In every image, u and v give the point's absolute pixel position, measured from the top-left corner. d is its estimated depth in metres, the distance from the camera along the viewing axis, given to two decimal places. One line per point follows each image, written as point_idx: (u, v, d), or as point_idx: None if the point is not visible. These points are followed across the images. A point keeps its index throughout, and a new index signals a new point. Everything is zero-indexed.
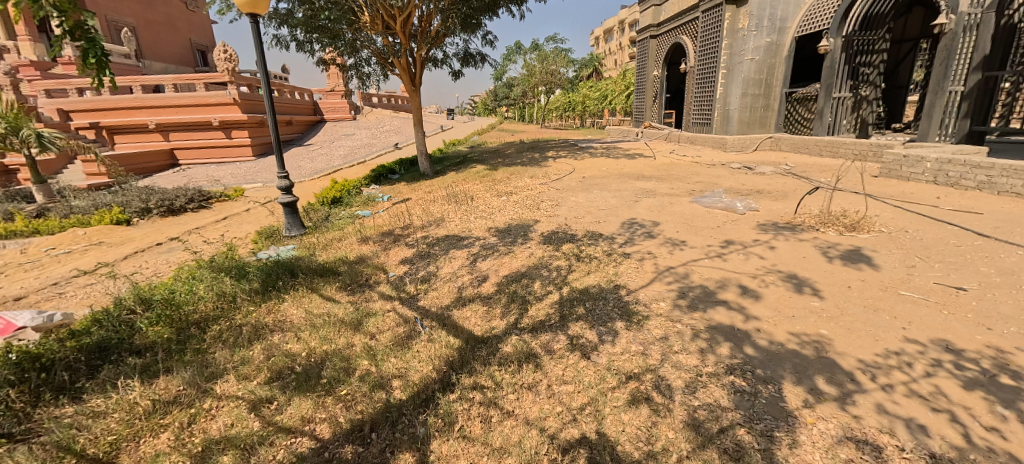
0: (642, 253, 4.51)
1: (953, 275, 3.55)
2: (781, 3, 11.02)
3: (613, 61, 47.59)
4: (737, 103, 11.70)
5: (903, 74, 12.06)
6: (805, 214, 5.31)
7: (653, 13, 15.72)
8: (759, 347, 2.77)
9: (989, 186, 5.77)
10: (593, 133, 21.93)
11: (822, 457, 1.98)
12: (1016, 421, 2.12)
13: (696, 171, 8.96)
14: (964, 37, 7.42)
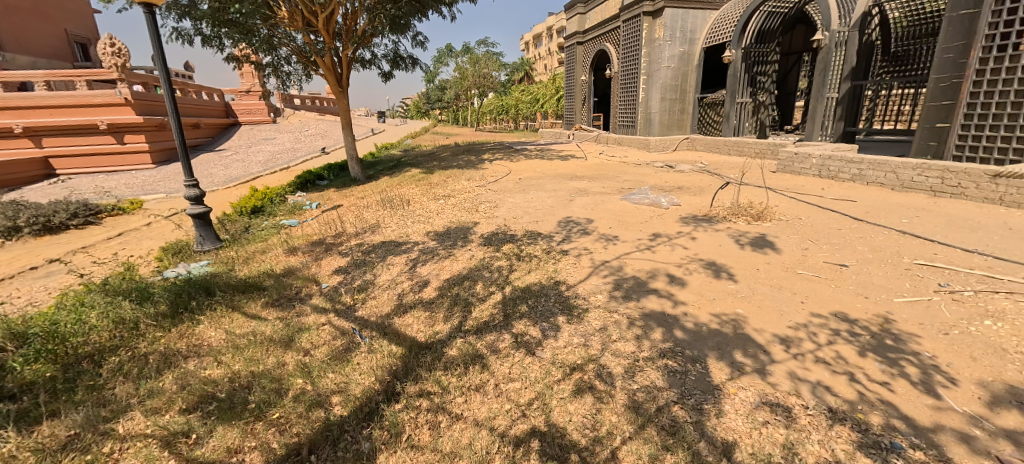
0: (578, 250, 4.71)
1: (838, 254, 4.12)
2: (690, 16, 12.03)
3: (542, 65, 48.93)
4: (657, 107, 12.55)
5: (790, 83, 13.70)
6: (719, 207, 5.85)
7: (578, 20, 16.42)
8: (686, 330, 3.02)
9: (859, 177, 6.76)
10: (527, 135, 22.35)
11: (745, 423, 2.21)
12: (889, 372, 2.52)
13: (624, 170, 9.49)
14: (836, 52, 8.55)
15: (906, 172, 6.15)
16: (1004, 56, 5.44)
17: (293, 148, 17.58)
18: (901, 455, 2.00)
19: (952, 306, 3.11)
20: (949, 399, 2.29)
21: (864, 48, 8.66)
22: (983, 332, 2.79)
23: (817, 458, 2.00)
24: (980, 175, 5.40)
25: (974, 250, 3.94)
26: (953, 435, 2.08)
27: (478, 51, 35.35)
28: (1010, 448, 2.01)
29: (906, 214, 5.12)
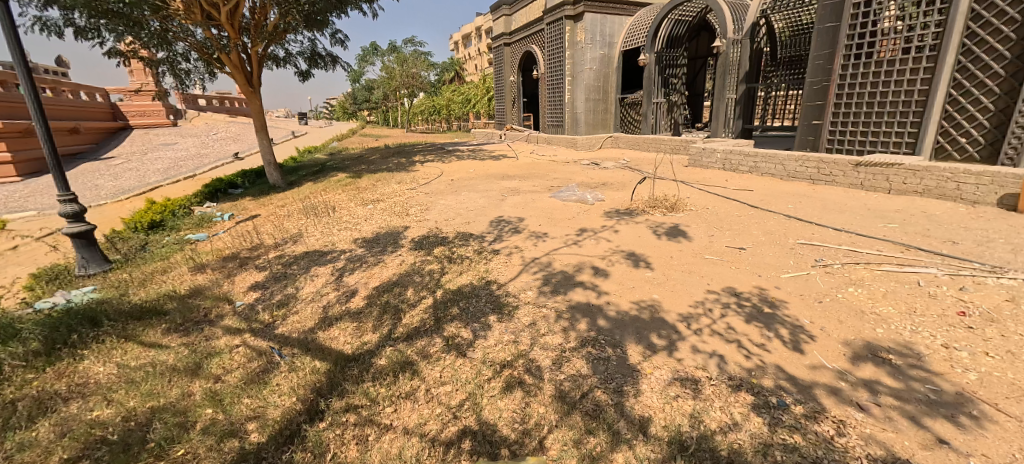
0: (510, 248, 4.78)
1: (739, 238, 4.58)
2: (608, 21, 12.69)
3: (473, 66, 48.72)
4: (582, 107, 13.05)
5: (698, 84, 14.90)
6: (639, 201, 6.25)
7: (504, 22, 16.61)
8: (609, 318, 3.20)
9: (755, 169, 7.56)
10: (460, 136, 22.22)
11: (659, 399, 2.39)
12: (778, 339, 2.86)
13: (554, 168, 9.77)
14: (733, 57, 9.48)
15: (791, 163, 7.00)
16: (856, 63, 6.37)
17: (197, 155, 15.87)
18: (785, 410, 2.28)
19: (825, 278, 3.60)
20: (822, 358, 2.66)
21: (754, 54, 9.71)
22: (849, 298, 3.26)
23: (719, 423, 2.22)
24: (845, 165, 6.28)
25: (844, 229, 4.58)
26: (824, 388, 2.42)
27: (405, 50, 34.28)
28: (867, 395, 2.37)
29: (792, 200, 5.84)
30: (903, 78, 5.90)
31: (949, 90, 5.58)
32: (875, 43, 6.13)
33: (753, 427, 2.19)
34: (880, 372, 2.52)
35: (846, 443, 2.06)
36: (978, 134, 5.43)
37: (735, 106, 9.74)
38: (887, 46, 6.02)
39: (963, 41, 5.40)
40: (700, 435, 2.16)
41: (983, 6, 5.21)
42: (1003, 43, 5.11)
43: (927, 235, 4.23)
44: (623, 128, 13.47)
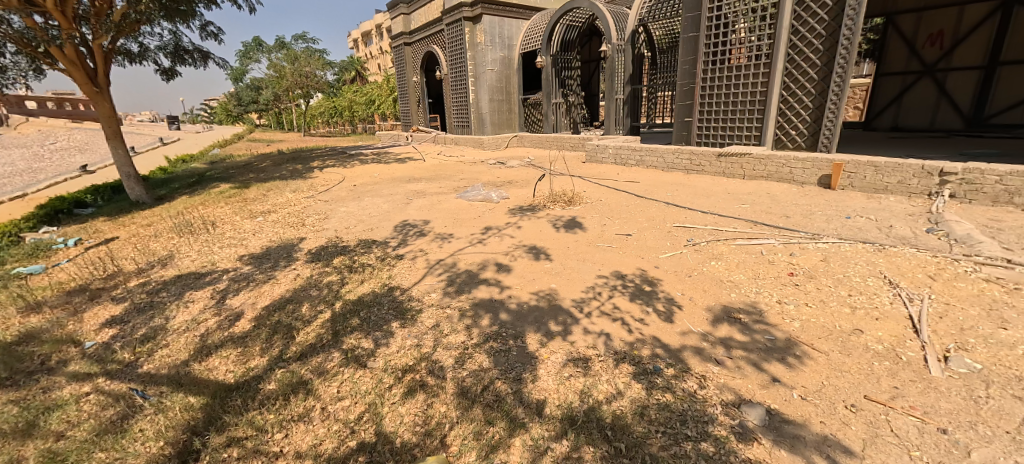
0: (414, 252, 4.68)
1: (626, 226, 5.02)
2: (506, 24, 12.97)
3: (375, 65, 46.53)
4: (487, 107, 13.17)
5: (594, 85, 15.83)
6: (540, 196, 6.51)
7: (403, 21, 16.09)
8: (510, 311, 3.32)
9: (642, 162, 8.31)
10: (364, 139, 21.10)
11: (554, 381, 2.57)
12: (655, 314, 3.23)
13: (461, 168, 9.74)
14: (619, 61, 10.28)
15: (669, 156, 7.84)
16: (713, 68, 7.34)
17: (26, 169, 12.95)
18: (659, 374, 2.61)
19: (694, 254, 4.12)
20: (689, 325, 3.07)
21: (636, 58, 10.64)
22: (711, 270, 3.78)
23: (605, 395, 2.47)
24: (711, 156, 7.21)
25: (712, 211, 5.25)
26: (690, 351, 2.81)
27: (295, 46, 31.43)
28: (723, 350, 2.80)
29: (671, 188, 6.55)
30: (748, 81, 6.92)
31: (781, 91, 6.67)
32: (726, 51, 7.13)
33: (633, 393, 2.47)
34: (732, 330, 2.99)
35: (705, 395, 2.44)
36: (803, 129, 6.54)
37: (624, 105, 10.58)
38: (735, 54, 7.03)
39: (788, 51, 6.49)
40: (590, 407, 2.38)
41: (800, 22, 6.31)
42: (814, 53, 6.23)
43: (771, 212, 5.03)
44: (527, 127, 13.89)
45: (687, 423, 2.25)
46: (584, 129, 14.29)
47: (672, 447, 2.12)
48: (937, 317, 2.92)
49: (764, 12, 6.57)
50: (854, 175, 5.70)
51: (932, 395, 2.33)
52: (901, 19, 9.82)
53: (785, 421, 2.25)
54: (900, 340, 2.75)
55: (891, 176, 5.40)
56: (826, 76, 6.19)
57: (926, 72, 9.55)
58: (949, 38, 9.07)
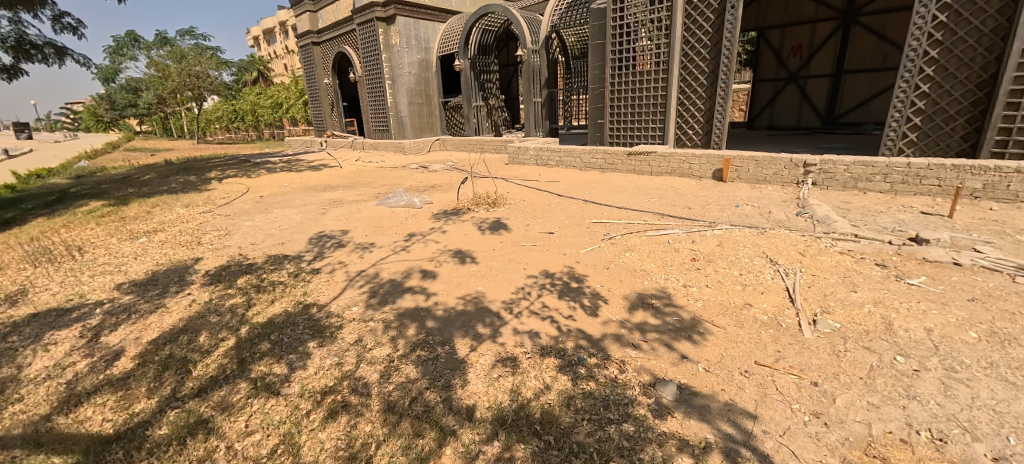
0: (332, 265, 4.39)
1: (548, 224, 5.17)
2: (422, 26, 12.69)
3: (280, 66, 43.10)
4: (406, 111, 12.79)
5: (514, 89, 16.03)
6: (465, 199, 6.46)
7: (309, 19, 15.03)
8: (437, 318, 3.28)
9: (561, 163, 8.62)
10: (271, 145, 19.41)
11: (483, 384, 2.58)
12: (576, 307, 3.38)
13: (381, 174, 9.35)
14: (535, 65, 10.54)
15: (585, 156, 8.22)
16: (620, 73, 7.84)
17: None
18: (583, 364, 2.73)
19: (611, 247, 4.36)
20: (608, 314, 3.26)
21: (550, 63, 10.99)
22: (626, 261, 4.04)
23: (533, 390, 2.52)
24: (622, 155, 7.69)
25: (626, 206, 5.59)
26: (610, 338, 2.99)
27: (181, 43, 27.95)
28: (638, 335, 3.01)
29: (588, 187, 6.86)
30: (650, 86, 7.49)
31: (678, 95, 7.31)
32: (629, 58, 7.65)
33: (560, 386, 2.55)
34: (646, 316, 3.22)
35: (625, 378, 2.60)
36: (698, 129, 7.24)
37: (542, 108, 10.87)
38: (638, 61, 7.57)
39: (683, 59, 7.13)
40: (519, 405, 2.42)
41: (691, 33, 6.96)
42: (703, 61, 6.92)
43: (676, 205, 5.49)
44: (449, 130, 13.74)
45: (610, 407, 2.38)
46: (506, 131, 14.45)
47: (597, 432, 2.22)
48: (808, 287, 3.40)
49: (659, 23, 7.16)
50: (741, 169, 6.42)
51: (806, 354, 2.71)
52: (770, 33, 11.25)
53: (694, 394, 2.46)
54: (781, 310, 3.16)
55: (768, 168, 6.17)
56: (713, 82, 6.91)
57: (791, 79, 11.10)
58: (807, 50, 10.62)
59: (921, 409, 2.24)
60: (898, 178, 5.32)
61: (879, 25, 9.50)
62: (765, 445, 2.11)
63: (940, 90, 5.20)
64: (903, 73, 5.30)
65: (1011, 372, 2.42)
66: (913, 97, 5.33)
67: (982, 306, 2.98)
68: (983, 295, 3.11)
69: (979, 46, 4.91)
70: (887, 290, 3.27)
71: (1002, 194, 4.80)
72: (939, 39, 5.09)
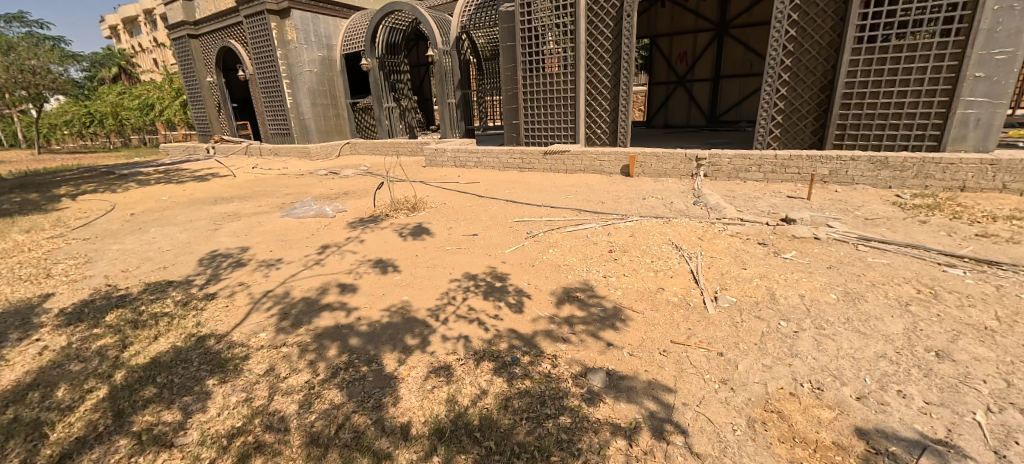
0: (231, 287, 3.89)
1: (470, 226, 5.12)
2: (321, 21, 11.81)
3: (150, 62, 37.48)
4: (308, 113, 11.85)
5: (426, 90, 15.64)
6: (381, 206, 6.14)
7: (183, 9, 13.18)
8: (360, 334, 3.07)
9: (480, 164, 8.60)
10: (143, 153, 16.76)
11: (416, 398, 2.46)
12: (505, 306, 3.38)
13: (284, 182, 8.52)
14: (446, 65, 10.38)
15: (503, 156, 8.29)
16: (531, 75, 8.03)
17: None
18: (517, 364, 2.73)
19: (534, 245, 4.44)
20: (536, 311, 3.31)
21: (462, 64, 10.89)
22: (550, 257, 4.14)
23: (469, 397, 2.46)
24: (537, 154, 7.89)
25: (546, 204, 5.73)
26: (540, 334, 3.03)
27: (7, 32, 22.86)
28: (567, 328, 3.09)
29: (508, 187, 6.92)
30: (560, 88, 7.78)
31: (586, 96, 7.69)
32: (538, 61, 7.87)
33: (496, 388, 2.52)
34: (572, 308, 3.33)
35: (558, 372, 2.65)
36: (605, 128, 7.68)
37: (456, 109, 10.74)
38: (547, 63, 7.81)
39: (588, 63, 7.51)
40: (456, 414, 2.34)
41: (594, 38, 7.35)
42: (606, 65, 7.36)
43: (591, 200, 5.77)
44: (360, 133, 13.02)
45: (546, 402, 2.40)
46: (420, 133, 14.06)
47: (536, 430, 2.22)
48: (708, 268, 3.77)
49: (564, 27, 7.46)
50: (645, 164, 6.93)
51: (711, 329, 2.99)
52: (661, 41, 12.21)
53: (621, 378, 2.59)
54: (688, 291, 3.47)
55: (667, 163, 6.75)
56: (616, 84, 7.38)
57: (680, 83, 12.28)
58: (691, 57, 11.83)
59: (803, 364, 2.60)
60: (769, 167, 6.12)
61: (746, 36, 10.95)
62: (686, 416, 2.28)
63: (795, 93, 6.10)
64: (766, 79, 6.16)
65: (864, 324, 2.90)
66: (776, 99, 6.20)
67: (839, 271, 3.54)
68: (839, 262, 3.69)
69: (820, 57, 5.83)
70: (769, 265, 3.75)
71: (843, 178, 5.74)
72: (791, 50, 5.97)
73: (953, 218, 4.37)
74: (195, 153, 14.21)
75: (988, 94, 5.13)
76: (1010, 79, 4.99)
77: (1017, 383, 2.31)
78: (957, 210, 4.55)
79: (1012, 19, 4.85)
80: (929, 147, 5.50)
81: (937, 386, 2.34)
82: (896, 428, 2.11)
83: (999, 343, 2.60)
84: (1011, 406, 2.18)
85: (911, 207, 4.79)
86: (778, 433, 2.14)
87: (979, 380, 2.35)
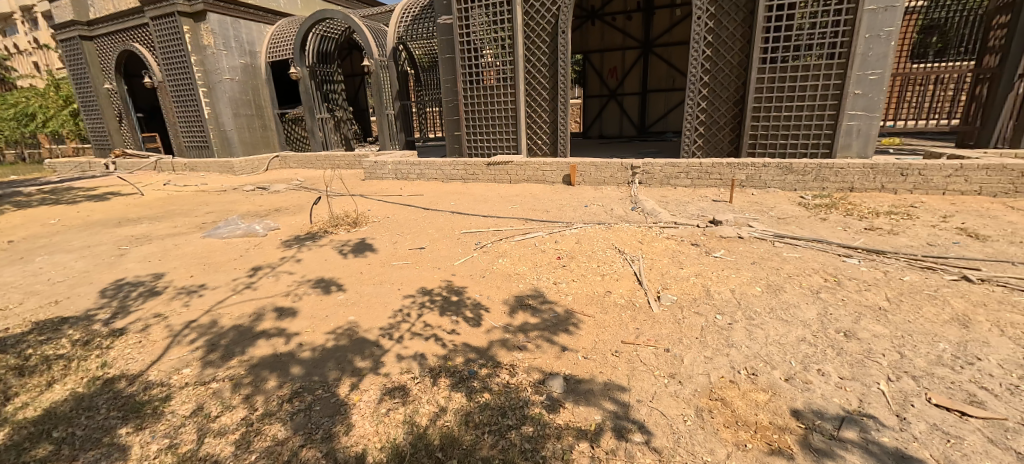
0: (145, 320, 3.44)
1: (416, 240, 4.98)
2: (243, 26, 10.97)
3: (26, 64, 32.54)
4: (229, 124, 10.92)
5: (361, 101, 15.09)
6: (318, 222, 5.79)
7: (73, 6, 11.60)
8: (303, 361, 2.85)
9: (423, 176, 8.41)
10: (22, 170, 14.44)
11: (371, 423, 2.33)
12: (459, 320, 3.33)
13: (205, 199, 7.76)
14: (383, 75, 10.10)
15: (446, 168, 8.19)
16: (471, 87, 8.06)
17: None
18: (475, 377, 2.68)
19: (483, 256, 4.43)
20: (490, 322, 3.29)
21: (400, 75, 10.67)
22: (500, 268, 4.15)
23: (429, 416, 2.38)
24: (481, 165, 7.89)
25: (493, 215, 5.75)
26: (496, 345, 3.02)
27: None
28: (523, 337, 3.11)
29: (453, 198, 6.85)
30: (500, 100, 7.89)
31: (526, 108, 7.86)
32: (478, 73, 7.94)
33: (456, 405, 2.46)
34: (526, 317, 3.35)
35: (517, 382, 2.64)
36: (546, 138, 7.90)
37: (395, 121, 10.48)
38: (486, 76, 7.90)
39: (527, 76, 7.70)
40: (416, 436, 2.24)
41: (532, 52, 7.57)
42: (544, 79, 7.58)
43: (536, 209, 5.88)
44: (289, 145, 12.21)
45: (507, 413, 2.39)
46: (356, 145, 13.50)
47: (499, 443, 2.19)
48: (649, 269, 3.99)
49: (502, 42, 7.59)
50: (585, 173, 7.20)
51: (657, 326, 3.17)
52: (593, 57, 12.80)
53: (578, 382, 2.64)
54: (633, 292, 3.65)
55: (604, 171, 7.08)
56: (554, 97, 7.63)
57: (611, 96, 12.98)
58: (621, 72, 12.58)
59: (738, 353, 2.83)
60: (696, 174, 6.65)
61: (668, 55, 11.91)
62: (641, 412, 2.39)
63: (713, 107, 6.73)
64: (689, 93, 6.71)
65: (785, 312, 3.24)
66: (697, 112, 6.79)
67: (761, 266, 3.92)
68: (761, 257, 4.10)
69: (733, 75, 6.48)
70: (703, 263, 4.06)
71: (757, 182, 6.39)
72: (708, 69, 6.58)
73: (846, 215, 5.04)
74: (91, 169, 12.51)
75: (866, 108, 5.97)
76: (881, 96, 5.84)
77: (907, 354, 2.69)
78: (849, 208, 5.24)
79: (880, 45, 5.70)
80: (823, 154, 6.31)
81: (848, 362, 2.67)
82: (819, 403, 2.37)
83: (892, 320, 3.02)
84: (905, 374, 2.53)
85: (813, 207, 5.45)
86: (723, 420, 2.30)
87: (879, 354, 2.71)
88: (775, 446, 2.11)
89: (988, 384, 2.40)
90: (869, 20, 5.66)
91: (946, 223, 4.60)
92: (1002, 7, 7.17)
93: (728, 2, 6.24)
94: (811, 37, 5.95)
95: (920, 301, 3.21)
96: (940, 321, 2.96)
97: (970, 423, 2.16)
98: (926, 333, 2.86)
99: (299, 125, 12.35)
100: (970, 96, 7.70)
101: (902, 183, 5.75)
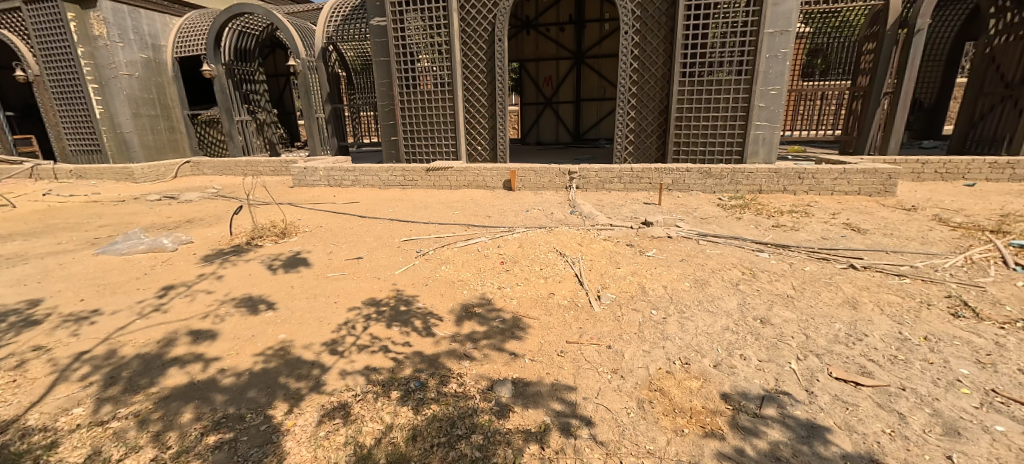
0: (20, 355, 2.91)
1: (352, 250, 4.75)
2: (143, 17, 9.80)
3: None
4: (128, 125, 9.68)
5: (286, 103, 14.10)
6: (239, 234, 5.31)
7: None
8: (225, 388, 2.58)
9: (357, 182, 8.03)
10: None
11: (308, 448, 2.16)
12: (403, 331, 3.21)
13: (97, 211, 6.77)
14: (311, 76, 9.53)
15: (383, 174, 7.87)
16: (407, 92, 7.87)
17: None
18: (422, 389, 2.60)
19: (425, 264, 4.33)
20: (435, 331, 3.21)
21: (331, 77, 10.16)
22: (443, 275, 4.07)
23: (373, 434, 2.26)
24: (420, 172, 7.68)
25: (433, 221, 5.65)
26: (442, 354, 2.95)
27: None
28: (470, 344, 3.07)
29: (393, 205, 6.63)
30: (438, 106, 7.80)
31: (464, 113, 7.84)
32: (414, 78, 7.80)
33: (402, 420, 2.36)
34: (472, 324, 3.32)
35: (465, 390, 2.60)
36: (485, 145, 7.94)
37: (326, 125, 9.94)
38: (423, 81, 7.78)
39: (464, 82, 7.69)
40: (359, 457, 2.12)
41: (469, 59, 7.58)
42: (482, 85, 7.63)
43: (477, 215, 5.86)
44: (201, 150, 11.07)
45: (456, 423, 2.33)
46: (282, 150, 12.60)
47: (450, 454, 2.13)
48: (589, 270, 4.15)
49: (439, 47, 7.53)
50: (526, 178, 7.31)
51: (599, 325, 3.29)
52: (528, 65, 13.10)
53: (526, 385, 2.66)
54: (576, 293, 3.76)
55: (543, 177, 7.22)
56: (492, 104, 7.69)
57: (547, 104, 13.37)
58: (555, 81, 13.00)
59: (672, 345, 3.02)
60: (630, 178, 7.02)
61: (598, 66, 12.57)
62: (588, 409, 2.46)
63: (642, 116, 7.19)
64: (619, 102, 7.12)
65: (710, 303, 3.53)
66: (627, 121, 7.21)
67: (688, 263, 4.24)
68: (688, 255, 4.42)
69: (657, 86, 6.98)
70: (637, 262, 4.30)
71: (682, 186, 6.88)
72: (636, 80, 7.03)
73: (757, 214, 5.63)
74: None
75: (769, 120, 6.72)
76: (781, 110, 6.62)
77: (811, 334, 3.05)
78: (759, 208, 5.85)
79: (778, 64, 6.46)
80: (736, 160, 7.00)
81: (765, 346, 2.96)
82: (744, 385, 2.61)
83: (798, 305, 3.41)
84: (811, 353, 2.86)
85: (730, 207, 6.00)
86: (662, 408, 2.45)
87: (789, 337, 3.04)
88: (708, 429, 2.28)
89: (874, 356, 2.79)
90: (768, 43, 6.39)
91: (835, 220, 5.30)
92: (870, 35, 8.46)
93: (651, 20, 6.73)
94: (722, 55, 6.58)
95: (820, 288, 3.65)
96: (835, 304, 3.40)
97: (862, 391, 2.49)
98: (825, 315, 3.27)
99: (214, 128, 11.26)
100: (848, 110, 8.97)
101: (800, 185, 6.53)
